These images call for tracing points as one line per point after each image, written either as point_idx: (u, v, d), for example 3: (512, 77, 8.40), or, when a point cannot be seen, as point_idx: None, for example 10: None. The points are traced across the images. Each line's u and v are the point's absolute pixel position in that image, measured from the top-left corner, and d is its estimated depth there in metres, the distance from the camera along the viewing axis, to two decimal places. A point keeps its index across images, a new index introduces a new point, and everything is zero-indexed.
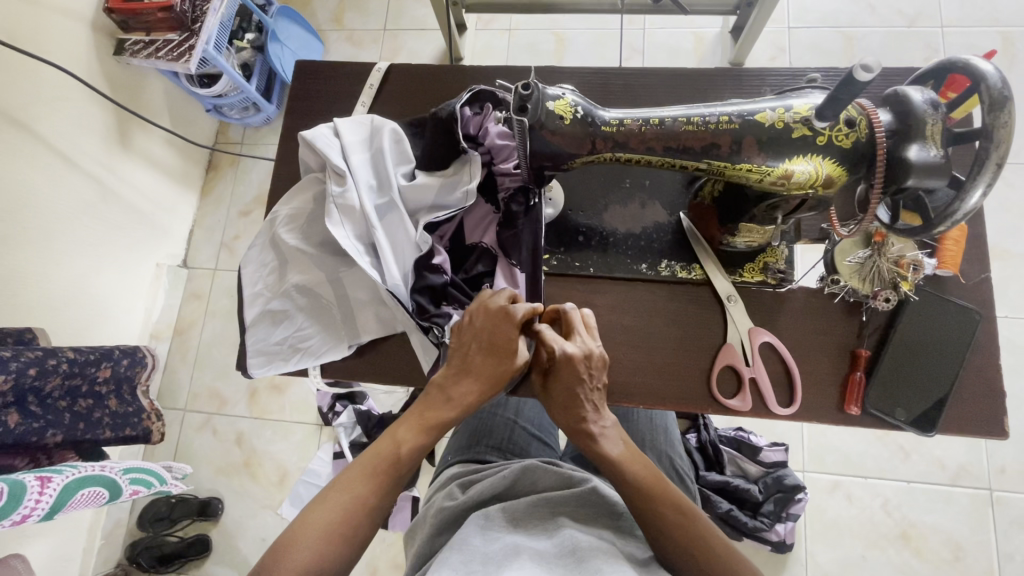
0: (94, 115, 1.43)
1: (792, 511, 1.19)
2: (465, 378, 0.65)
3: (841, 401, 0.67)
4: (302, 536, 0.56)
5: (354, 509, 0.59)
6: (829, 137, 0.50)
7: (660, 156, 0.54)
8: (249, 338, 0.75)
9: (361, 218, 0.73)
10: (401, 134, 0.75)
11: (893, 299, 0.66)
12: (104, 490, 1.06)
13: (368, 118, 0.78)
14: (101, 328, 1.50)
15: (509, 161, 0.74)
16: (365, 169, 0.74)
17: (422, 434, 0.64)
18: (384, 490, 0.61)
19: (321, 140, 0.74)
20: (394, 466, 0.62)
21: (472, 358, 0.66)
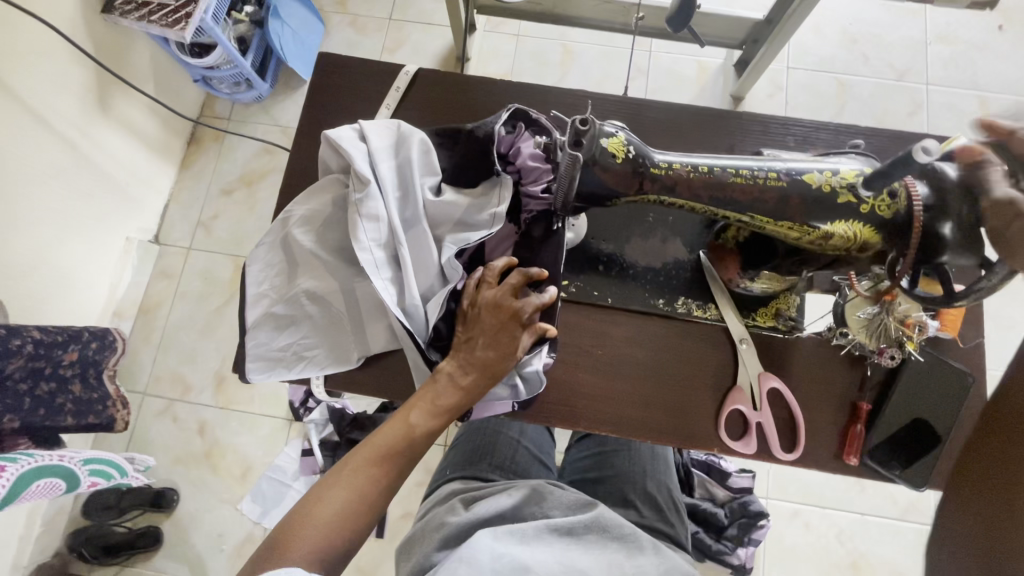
0: (75, 74, 1.33)
1: (754, 536, 1.20)
2: (468, 366, 0.68)
3: (841, 450, 0.69)
4: (318, 511, 0.60)
5: (365, 490, 0.63)
6: (872, 207, 0.51)
7: (705, 204, 0.55)
8: (250, 341, 0.73)
9: (384, 230, 0.71)
10: (429, 145, 0.73)
11: (898, 357, 0.69)
12: (60, 481, 1.00)
13: (394, 124, 0.76)
14: (61, 302, 1.40)
15: (539, 184, 0.73)
16: (391, 178, 0.72)
17: (436, 416, 0.67)
18: (391, 471, 0.65)
19: (347, 144, 0.71)
20: (404, 450, 0.66)
21: (478, 345, 0.67)
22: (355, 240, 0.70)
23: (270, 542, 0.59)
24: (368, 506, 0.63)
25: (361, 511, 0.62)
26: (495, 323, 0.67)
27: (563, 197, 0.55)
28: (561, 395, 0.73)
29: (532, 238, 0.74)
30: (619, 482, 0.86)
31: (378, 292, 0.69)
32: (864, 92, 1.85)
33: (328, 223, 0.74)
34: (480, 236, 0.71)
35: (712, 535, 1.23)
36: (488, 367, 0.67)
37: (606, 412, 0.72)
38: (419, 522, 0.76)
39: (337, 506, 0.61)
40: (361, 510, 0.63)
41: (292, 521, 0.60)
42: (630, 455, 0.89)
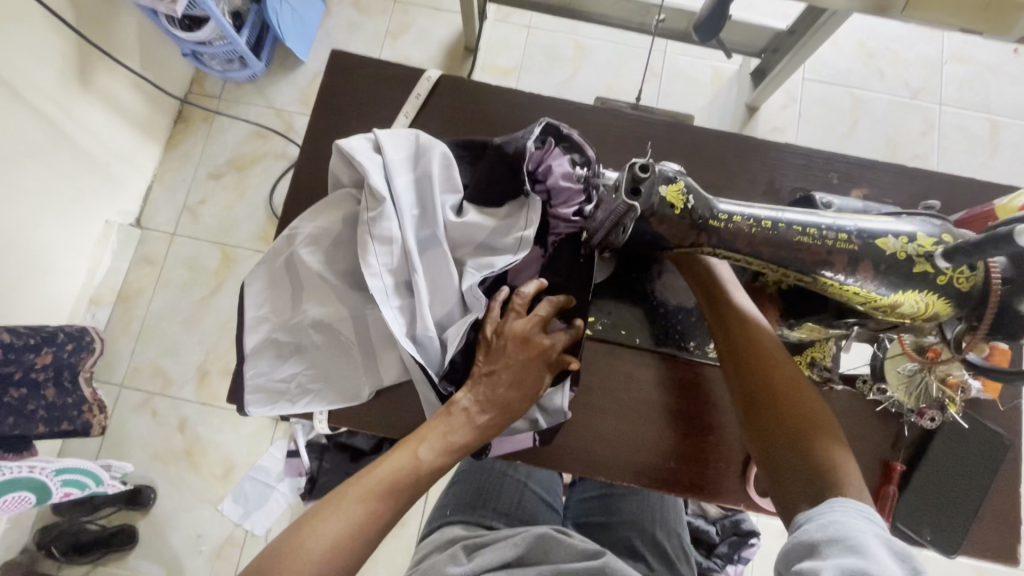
0: (52, 43, 1.21)
1: (744, 554, 1.12)
2: (487, 399, 0.61)
3: (873, 512, 0.66)
4: (311, 538, 0.53)
5: (367, 522, 0.55)
6: (949, 278, 0.47)
7: (765, 260, 0.50)
8: (248, 370, 0.67)
9: (397, 252, 0.65)
10: (450, 160, 0.67)
11: (939, 420, 0.66)
12: (31, 493, 0.95)
13: (412, 133, 0.70)
14: (34, 288, 1.30)
15: (569, 207, 0.67)
16: (409, 194, 0.66)
17: (449, 453, 0.60)
18: (398, 509, 0.57)
19: (360, 155, 0.64)
20: (413, 484, 0.58)
21: (502, 378, 0.61)
22: (365, 265, 0.64)
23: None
24: (364, 543, 0.55)
25: (356, 549, 0.54)
26: (522, 357, 0.61)
27: (608, 235, 0.52)
28: (580, 438, 0.68)
29: (560, 265, 0.68)
30: (625, 529, 0.82)
31: (387, 323, 0.63)
32: (878, 108, 1.80)
33: (340, 243, 0.68)
34: (506, 262, 0.65)
35: (701, 552, 1.13)
36: (508, 404, 0.61)
37: (628, 458, 0.68)
38: (418, 568, 0.72)
39: (334, 537, 0.53)
40: (355, 549, 0.54)
41: (282, 550, 0.52)
42: (640, 498, 0.85)
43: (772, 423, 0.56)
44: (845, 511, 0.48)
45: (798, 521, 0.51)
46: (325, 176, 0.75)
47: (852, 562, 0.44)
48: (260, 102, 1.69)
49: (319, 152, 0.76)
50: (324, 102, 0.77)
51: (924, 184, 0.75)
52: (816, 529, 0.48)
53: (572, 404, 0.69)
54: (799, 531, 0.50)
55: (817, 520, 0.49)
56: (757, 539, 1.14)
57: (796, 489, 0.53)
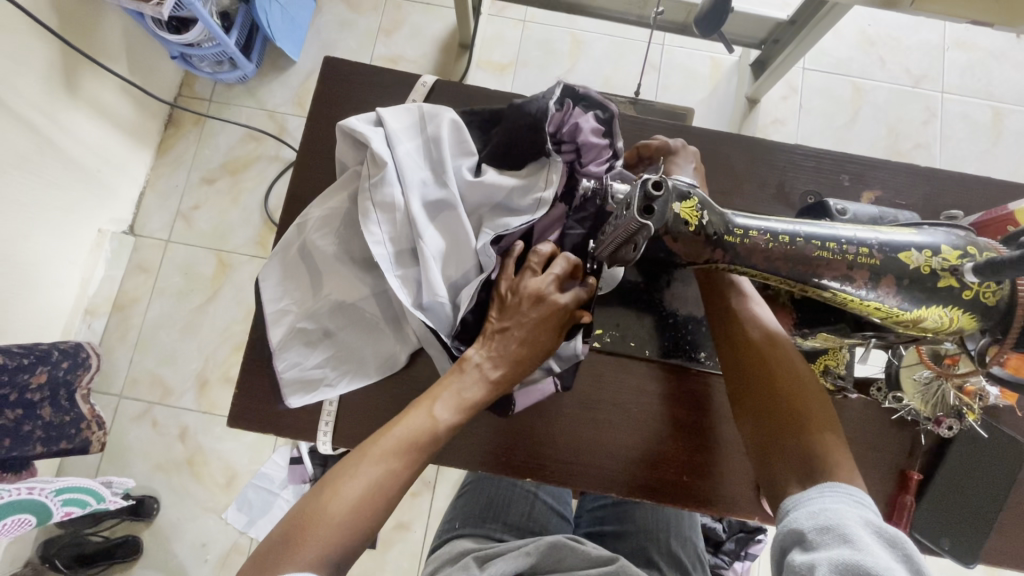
0: (35, 51, 1.18)
1: (752, 550, 1.13)
2: (502, 356, 0.58)
3: (888, 522, 0.65)
4: (328, 504, 0.49)
5: (385, 484, 0.52)
6: (976, 292, 0.45)
7: (781, 276, 0.48)
8: (280, 362, 0.65)
9: (401, 217, 0.62)
10: (460, 123, 0.65)
11: (957, 428, 0.64)
12: (31, 516, 0.94)
13: (415, 104, 0.68)
14: (27, 302, 1.27)
15: (600, 163, 0.63)
16: (416, 160, 0.64)
17: (465, 411, 0.57)
18: (418, 468, 0.54)
19: (362, 128, 0.63)
20: (431, 444, 0.55)
21: (516, 335, 0.58)
22: (366, 232, 0.61)
23: (269, 545, 0.48)
24: (384, 504, 0.52)
25: (374, 513, 0.51)
26: (536, 313, 0.58)
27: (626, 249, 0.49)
28: (587, 452, 0.67)
29: (585, 217, 0.65)
30: (639, 537, 0.80)
31: (395, 291, 0.61)
32: (880, 98, 1.77)
33: (344, 248, 0.66)
34: (522, 222, 0.63)
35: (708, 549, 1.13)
36: (523, 359, 0.58)
37: (632, 471, 0.67)
38: None
39: (351, 499, 0.50)
40: (374, 513, 0.51)
41: (302, 516, 0.49)
42: (654, 508, 0.84)
43: (766, 406, 0.54)
44: (822, 493, 0.47)
45: (785, 506, 0.48)
46: (325, 180, 0.73)
47: (844, 555, 0.41)
48: (251, 104, 1.65)
49: (316, 158, 0.73)
50: (322, 106, 0.75)
51: (940, 187, 0.73)
52: (805, 517, 0.46)
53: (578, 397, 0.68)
54: (786, 518, 0.47)
55: (806, 507, 0.47)
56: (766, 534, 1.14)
57: (782, 469, 0.51)
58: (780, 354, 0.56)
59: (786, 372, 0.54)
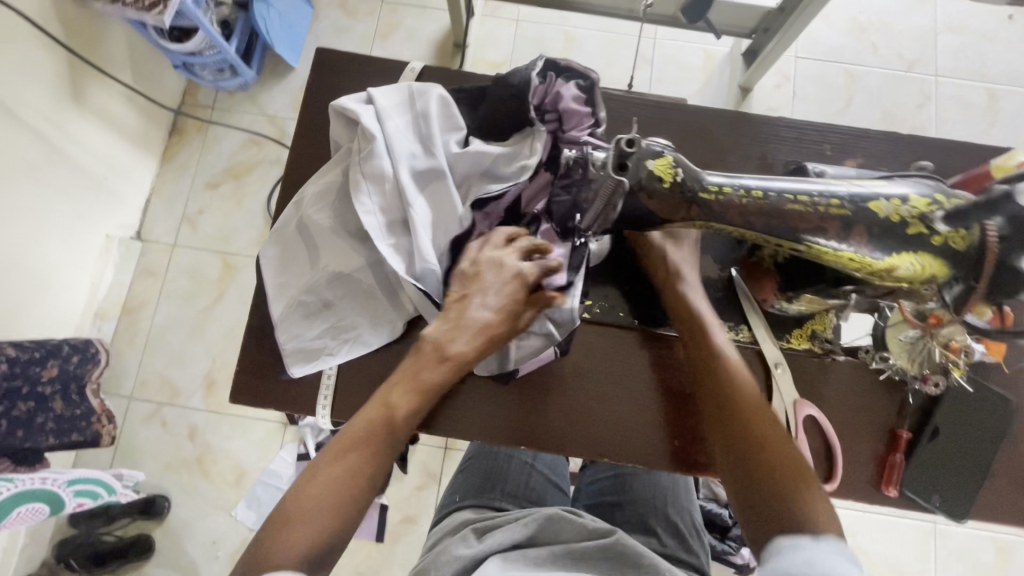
0: (43, 63, 1.21)
1: None
2: (467, 329, 0.61)
3: (879, 480, 0.66)
4: (305, 500, 0.54)
5: (354, 477, 0.55)
6: (944, 239, 0.47)
7: (757, 232, 0.49)
8: (282, 334, 0.68)
9: (392, 188, 0.64)
10: (449, 99, 0.67)
11: (943, 384, 0.65)
12: (44, 505, 0.96)
13: (406, 84, 0.70)
14: (38, 306, 1.31)
15: (582, 130, 0.65)
16: (406, 135, 0.66)
17: (421, 394, 0.60)
18: (382, 454, 0.58)
19: (353, 106, 0.65)
20: (390, 429, 0.58)
21: (469, 314, 0.61)
22: (357, 203, 0.64)
23: (252, 547, 0.52)
24: (359, 493, 0.56)
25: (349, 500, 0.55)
26: (493, 292, 0.61)
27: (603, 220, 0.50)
28: (578, 417, 0.69)
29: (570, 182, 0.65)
30: (637, 507, 0.81)
31: (388, 260, 0.64)
32: (873, 84, 1.78)
33: (338, 230, 0.67)
34: (502, 187, 0.66)
35: (715, 535, 1.13)
36: (492, 330, 0.61)
37: (622, 442, 0.68)
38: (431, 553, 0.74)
39: (321, 491, 0.54)
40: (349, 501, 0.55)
41: (280, 517, 0.53)
42: (650, 476, 0.84)
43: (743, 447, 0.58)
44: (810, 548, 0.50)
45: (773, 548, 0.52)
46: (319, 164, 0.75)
47: None
48: (252, 109, 1.69)
49: (311, 145, 0.76)
50: (315, 97, 0.77)
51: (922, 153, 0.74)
52: (796, 561, 0.50)
53: (566, 365, 0.70)
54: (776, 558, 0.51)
55: (798, 551, 0.51)
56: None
57: (755, 493, 0.56)
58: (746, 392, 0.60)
59: (755, 415, 0.59)
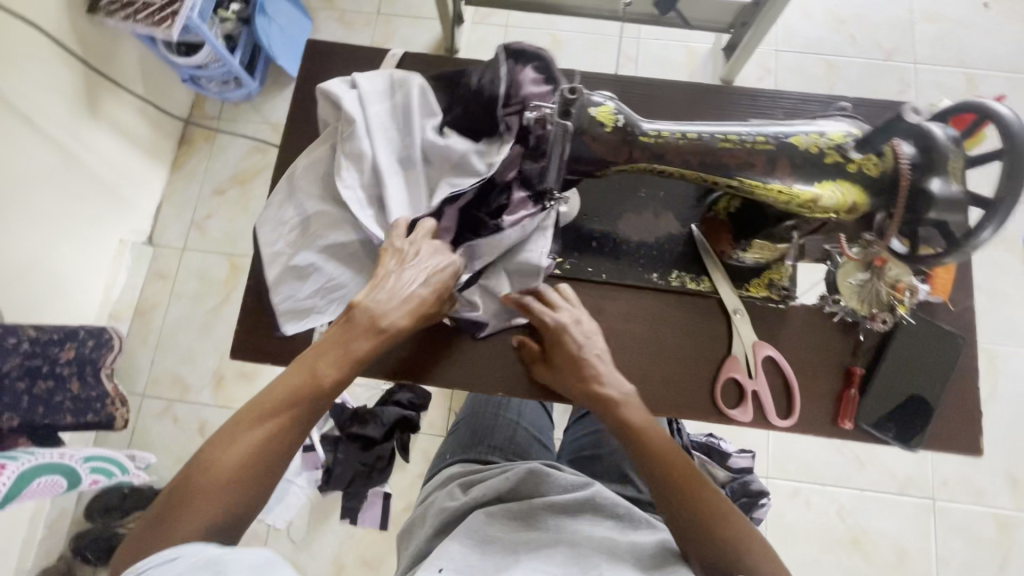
0: (62, 76, 1.27)
1: (757, 515, 1.17)
2: (394, 307, 0.64)
3: (835, 415, 0.71)
4: (212, 469, 0.56)
5: (262, 445, 0.58)
6: (859, 166, 0.54)
7: (694, 168, 0.57)
8: (275, 296, 0.73)
9: (366, 168, 0.71)
10: (426, 86, 0.73)
11: (890, 321, 0.70)
12: (62, 478, 1.00)
13: (389, 72, 0.76)
14: (58, 304, 1.36)
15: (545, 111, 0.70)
16: (384, 119, 0.72)
17: (343, 367, 0.62)
18: (295, 424, 0.60)
19: (340, 93, 0.73)
20: (307, 398, 0.60)
21: (393, 293, 0.64)
22: (339, 180, 0.71)
23: (159, 506, 0.55)
24: (268, 463, 0.58)
25: (272, 450, 0.58)
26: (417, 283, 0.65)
27: (560, 174, 0.57)
28: None
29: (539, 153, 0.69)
30: (614, 457, 0.86)
31: (364, 227, 0.70)
32: None
33: (328, 201, 0.74)
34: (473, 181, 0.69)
35: None
36: (421, 306, 0.65)
37: None
38: (422, 505, 0.80)
39: (231, 458, 0.57)
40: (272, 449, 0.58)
41: (188, 477, 0.56)
42: None
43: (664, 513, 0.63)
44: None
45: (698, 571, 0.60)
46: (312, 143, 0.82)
47: None
48: (256, 119, 1.74)
49: (304, 126, 0.83)
50: (307, 83, 0.84)
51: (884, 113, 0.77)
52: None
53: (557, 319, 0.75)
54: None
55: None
56: (768, 499, 1.18)
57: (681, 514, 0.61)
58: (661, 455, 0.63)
59: (671, 473, 0.62)
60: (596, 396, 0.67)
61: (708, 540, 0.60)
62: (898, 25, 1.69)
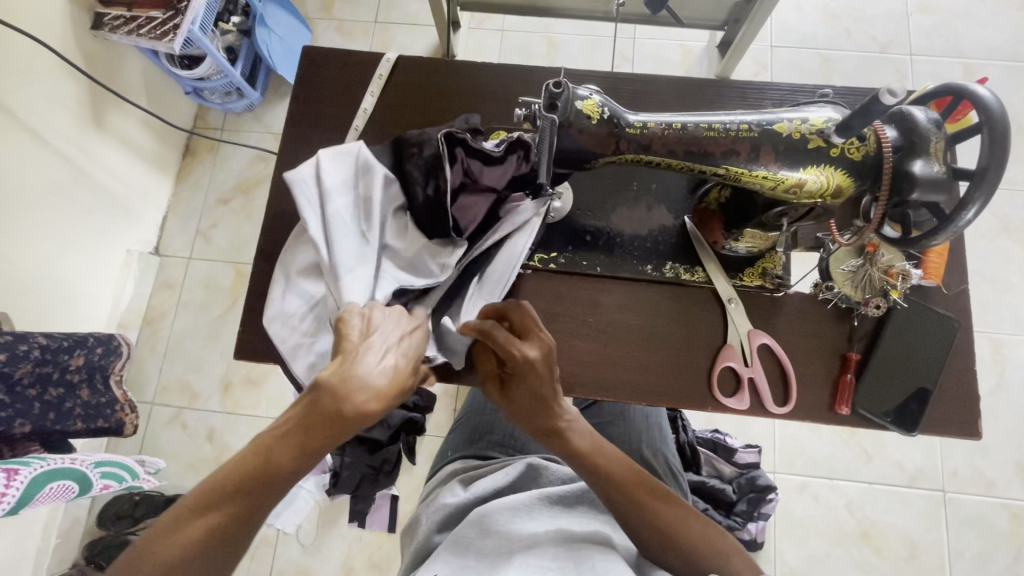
0: (68, 91, 1.31)
1: (764, 511, 1.17)
2: (370, 383, 0.53)
3: (833, 401, 0.71)
4: (161, 552, 0.51)
5: (215, 531, 0.53)
6: (841, 150, 0.56)
7: (681, 158, 0.60)
8: (274, 333, 0.73)
9: (329, 274, 0.67)
10: (389, 178, 0.71)
11: (883, 306, 0.70)
12: (74, 484, 1.02)
13: (350, 154, 0.72)
14: (67, 315, 1.39)
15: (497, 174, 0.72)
16: (346, 215, 0.69)
17: (304, 449, 0.54)
18: (253, 509, 0.54)
19: (299, 188, 0.69)
20: (265, 482, 0.54)
21: (367, 365, 0.53)
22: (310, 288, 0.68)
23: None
24: (222, 549, 0.53)
25: (225, 547, 0.53)
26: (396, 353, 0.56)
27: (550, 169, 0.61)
28: (568, 361, 0.73)
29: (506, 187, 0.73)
30: None
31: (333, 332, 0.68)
32: None
33: None
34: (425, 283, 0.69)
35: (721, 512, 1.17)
36: (400, 380, 0.55)
37: (610, 385, 0.73)
38: (424, 502, 0.81)
39: (181, 544, 0.52)
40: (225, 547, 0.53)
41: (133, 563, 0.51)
42: (627, 427, 0.92)
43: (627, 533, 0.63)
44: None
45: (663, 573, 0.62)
46: (311, 148, 0.84)
47: None
48: (259, 129, 1.76)
49: (303, 132, 0.84)
50: (305, 89, 0.86)
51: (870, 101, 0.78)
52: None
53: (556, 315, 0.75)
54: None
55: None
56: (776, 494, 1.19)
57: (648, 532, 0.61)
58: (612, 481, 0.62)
59: (632, 497, 0.61)
60: (546, 430, 0.62)
61: (674, 548, 0.60)
62: (893, 17, 1.69)
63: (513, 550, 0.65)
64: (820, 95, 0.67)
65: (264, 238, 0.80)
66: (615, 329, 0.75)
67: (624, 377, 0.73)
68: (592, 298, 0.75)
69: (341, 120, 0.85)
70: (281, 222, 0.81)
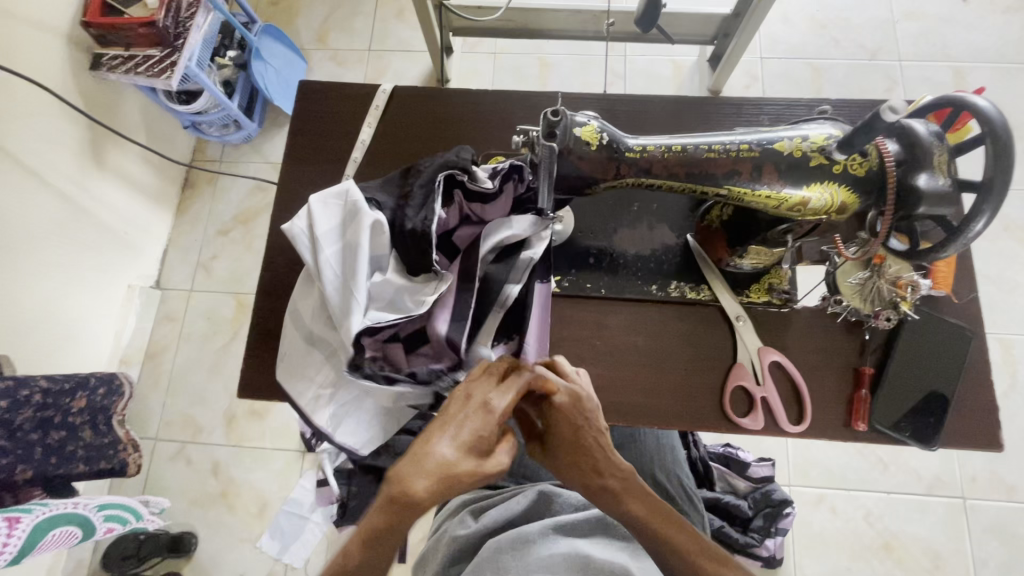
0: (66, 129, 1.31)
1: (781, 525, 1.14)
2: (419, 476, 0.50)
3: (848, 417, 0.70)
4: None
5: None
6: (844, 167, 0.56)
7: (682, 180, 0.60)
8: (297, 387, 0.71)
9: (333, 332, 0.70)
10: (376, 225, 0.66)
11: (894, 318, 0.69)
12: (77, 529, 0.99)
13: (336, 197, 0.68)
14: (68, 354, 1.37)
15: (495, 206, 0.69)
16: (334, 267, 0.67)
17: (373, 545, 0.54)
18: None
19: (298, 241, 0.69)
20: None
21: (428, 444, 0.52)
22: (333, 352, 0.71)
23: None
24: None
25: None
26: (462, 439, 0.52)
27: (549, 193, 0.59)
28: None
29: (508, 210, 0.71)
30: None
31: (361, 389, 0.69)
32: None
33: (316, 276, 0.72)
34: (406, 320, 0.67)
35: (737, 528, 1.14)
36: (449, 475, 0.50)
37: (621, 411, 0.71)
38: (434, 535, 0.79)
39: None
40: None
41: None
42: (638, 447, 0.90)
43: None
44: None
45: None
46: (311, 181, 0.84)
47: None
48: (256, 159, 1.76)
49: (302, 165, 0.85)
50: (303, 123, 0.86)
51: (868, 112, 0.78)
52: None
53: (565, 338, 0.74)
54: None
55: None
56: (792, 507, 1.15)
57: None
58: (676, 551, 0.61)
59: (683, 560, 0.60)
60: (594, 488, 0.61)
61: None
62: (880, 24, 1.71)
63: (530, 573, 0.64)
64: (819, 111, 0.66)
65: (264, 274, 0.80)
66: (625, 353, 0.73)
67: (637, 402, 0.71)
68: (599, 324, 0.74)
69: (338, 151, 0.85)
70: (283, 256, 0.80)
